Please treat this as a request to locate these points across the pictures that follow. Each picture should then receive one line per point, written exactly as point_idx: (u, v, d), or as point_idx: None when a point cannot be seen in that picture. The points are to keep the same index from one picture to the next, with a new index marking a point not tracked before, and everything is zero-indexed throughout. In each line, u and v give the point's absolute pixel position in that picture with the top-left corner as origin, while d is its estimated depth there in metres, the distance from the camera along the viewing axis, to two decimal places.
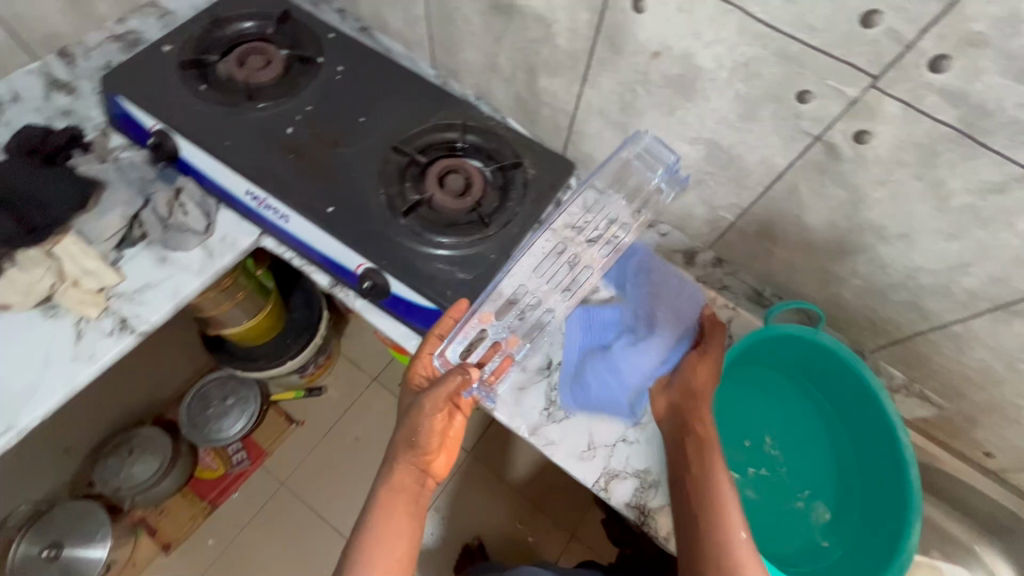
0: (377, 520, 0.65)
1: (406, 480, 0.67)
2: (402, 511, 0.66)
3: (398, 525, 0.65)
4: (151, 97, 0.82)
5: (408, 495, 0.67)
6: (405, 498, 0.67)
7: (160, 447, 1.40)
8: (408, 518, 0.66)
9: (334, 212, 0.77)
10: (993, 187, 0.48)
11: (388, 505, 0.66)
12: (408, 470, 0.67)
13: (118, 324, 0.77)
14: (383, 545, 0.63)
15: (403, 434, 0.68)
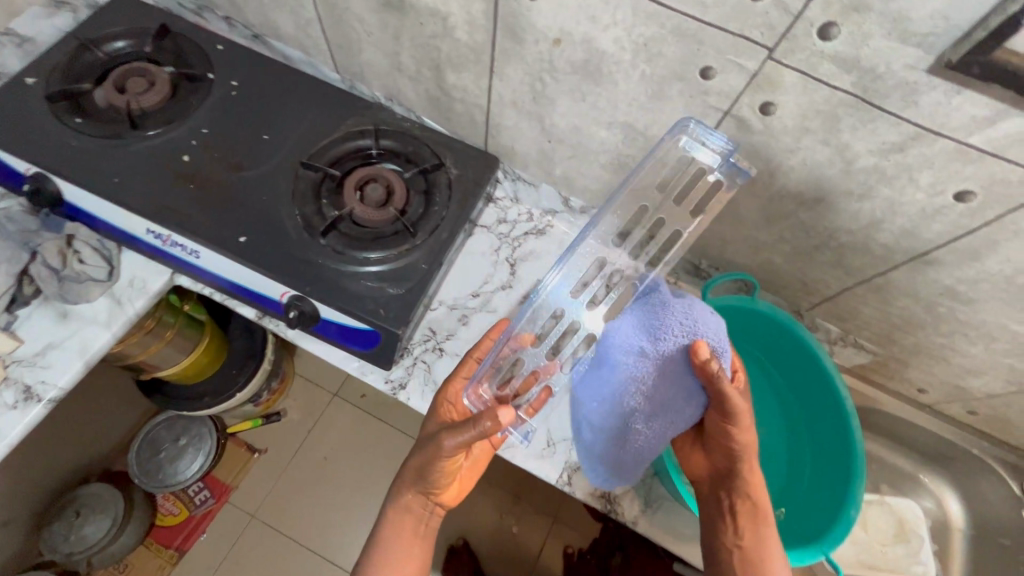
0: (386, 543, 0.68)
1: (413, 504, 0.69)
2: (410, 536, 0.69)
3: (404, 550, 0.68)
4: (20, 138, 0.74)
5: (415, 518, 0.69)
6: (411, 521, 0.69)
7: (111, 502, 1.32)
8: (414, 543, 0.69)
9: (247, 242, 0.72)
10: (893, 147, 0.48)
11: (396, 526, 0.69)
12: (417, 497, 0.69)
13: (22, 394, 0.70)
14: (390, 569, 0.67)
15: (415, 464, 0.67)
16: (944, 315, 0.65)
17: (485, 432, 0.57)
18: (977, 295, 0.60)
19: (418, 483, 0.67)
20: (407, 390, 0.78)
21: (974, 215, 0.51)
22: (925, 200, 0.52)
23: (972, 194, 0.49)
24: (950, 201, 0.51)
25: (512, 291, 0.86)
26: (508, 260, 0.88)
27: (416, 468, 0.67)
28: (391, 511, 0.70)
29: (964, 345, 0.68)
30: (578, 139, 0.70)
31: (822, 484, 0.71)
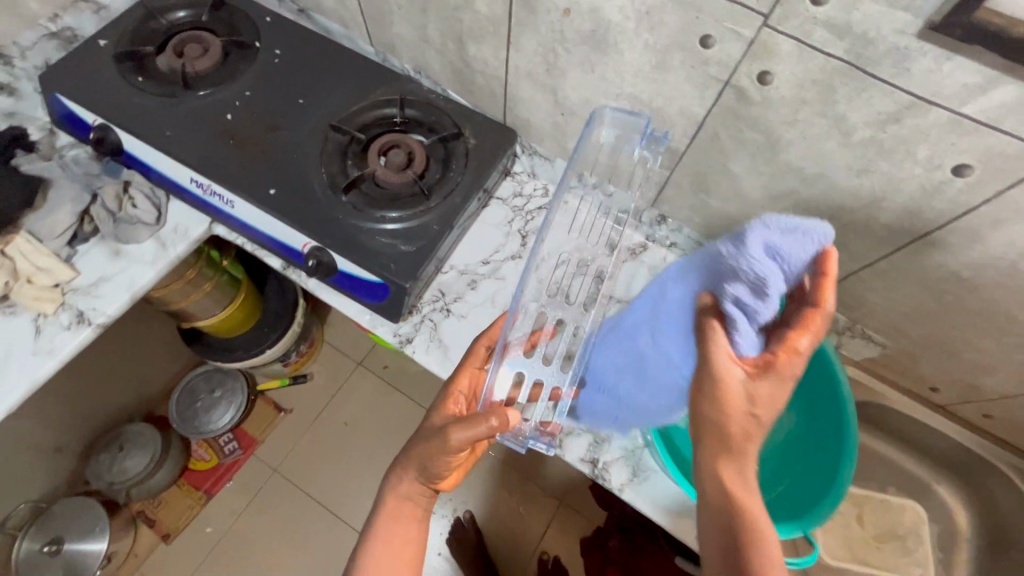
0: (383, 527, 0.69)
1: (413, 490, 0.71)
2: (408, 520, 0.70)
3: (402, 536, 0.70)
4: (90, 93, 0.83)
5: (413, 503, 0.71)
6: (410, 506, 0.71)
7: (151, 441, 1.44)
8: (411, 528, 0.70)
9: (276, 194, 0.78)
10: (889, 117, 0.48)
11: (394, 512, 0.70)
12: (416, 483, 0.70)
13: (76, 318, 0.79)
14: (388, 553, 0.68)
15: (418, 454, 0.67)
16: (952, 304, 0.64)
17: (496, 429, 0.60)
18: (983, 283, 0.58)
19: (421, 473, 0.68)
20: (413, 345, 0.83)
21: (974, 191, 0.50)
22: (923, 174, 0.51)
23: (970, 168, 0.48)
24: (948, 176, 0.50)
25: (521, 261, 0.89)
26: (520, 231, 0.91)
27: (419, 457, 0.67)
28: (390, 497, 0.71)
29: (973, 338, 0.66)
30: (589, 112, 0.72)
31: (811, 464, 0.71)
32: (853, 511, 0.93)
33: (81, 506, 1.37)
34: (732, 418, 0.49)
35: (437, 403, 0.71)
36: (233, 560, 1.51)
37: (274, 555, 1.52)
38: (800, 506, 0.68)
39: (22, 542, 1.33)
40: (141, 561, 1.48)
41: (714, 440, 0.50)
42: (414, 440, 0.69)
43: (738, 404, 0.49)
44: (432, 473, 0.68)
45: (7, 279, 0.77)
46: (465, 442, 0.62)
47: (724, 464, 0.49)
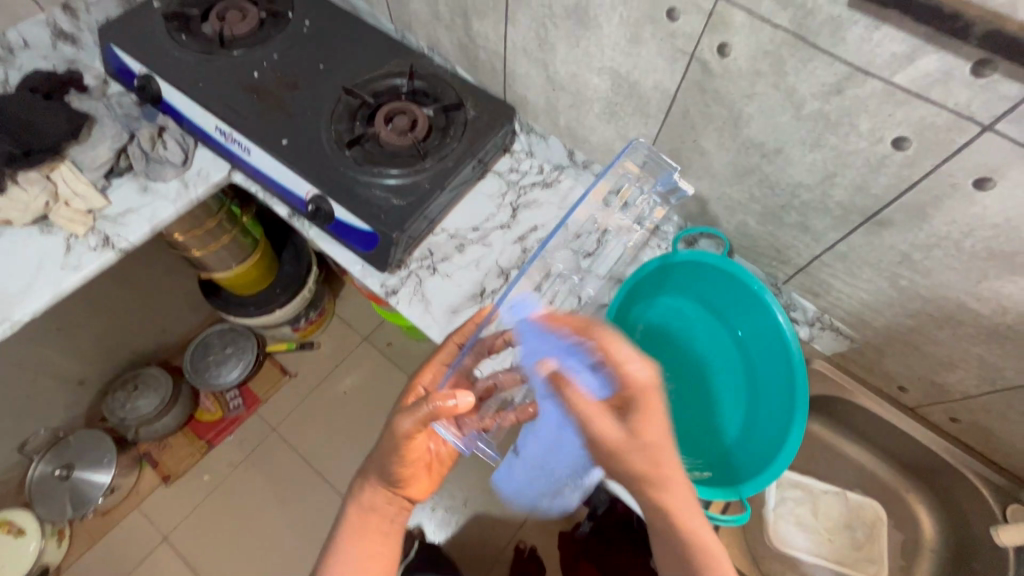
0: (347, 544, 0.67)
1: (377, 500, 0.69)
2: (373, 533, 0.67)
3: (366, 551, 0.66)
4: (140, 45, 0.93)
5: (378, 515, 0.68)
6: (375, 519, 0.68)
7: (162, 385, 1.53)
8: (378, 542, 0.67)
9: (287, 144, 0.86)
10: (833, 88, 0.52)
11: (357, 526, 0.68)
12: (380, 491, 0.69)
13: (101, 242, 0.88)
14: (352, 568, 0.65)
15: (378, 456, 0.67)
16: (908, 291, 0.65)
17: (439, 410, 0.61)
18: (933, 266, 0.60)
19: (383, 476, 0.67)
20: (398, 296, 0.88)
21: (914, 165, 0.52)
22: (868, 148, 0.54)
23: (908, 141, 0.51)
24: (889, 149, 0.52)
25: (509, 232, 0.93)
26: (511, 204, 0.95)
27: (380, 459, 0.67)
28: (353, 511, 0.69)
29: (931, 329, 0.67)
30: (576, 88, 0.77)
31: (767, 421, 0.73)
32: (809, 503, 0.95)
33: (93, 439, 1.48)
34: (650, 429, 0.53)
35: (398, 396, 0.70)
36: (224, 509, 1.57)
37: (264, 509, 1.58)
38: (757, 461, 0.71)
39: (38, 465, 1.44)
40: (142, 499, 1.57)
41: (657, 460, 0.53)
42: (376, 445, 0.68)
43: (657, 418, 0.53)
44: (393, 474, 0.66)
45: (47, 199, 0.86)
46: (415, 429, 0.62)
47: (670, 480, 0.54)
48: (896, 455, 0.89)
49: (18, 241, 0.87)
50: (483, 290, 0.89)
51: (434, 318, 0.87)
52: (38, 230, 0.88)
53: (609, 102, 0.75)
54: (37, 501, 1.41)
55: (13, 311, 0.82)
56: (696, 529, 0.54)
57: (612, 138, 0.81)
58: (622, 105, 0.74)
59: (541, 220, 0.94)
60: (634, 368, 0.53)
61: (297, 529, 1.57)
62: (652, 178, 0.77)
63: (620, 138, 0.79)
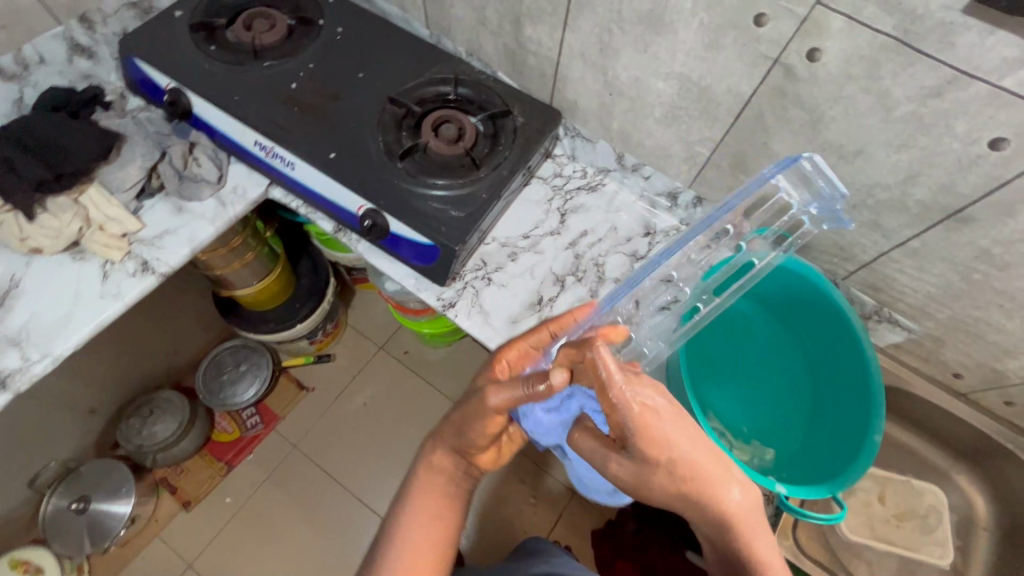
0: (413, 507, 0.64)
1: (445, 461, 0.66)
2: (439, 495, 0.65)
3: (434, 511, 0.64)
4: (165, 57, 0.89)
5: (446, 479, 0.65)
6: (439, 481, 0.65)
7: (179, 408, 1.46)
8: (443, 504, 0.65)
9: (336, 158, 0.83)
10: (931, 92, 0.53)
11: (425, 486, 0.65)
12: (451, 452, 0.66)
13: (140, 266, 0.83)
14: (421, 526, 0.63)
15: (457, 419, 0.63)
16: (980, 283, 0.67)
17: (534, 392, 0.55)
18: (1012, 259, 0.62)
19: (457, 439, 0.64)
20: (455, 309, 0.86)
21: (1009, 164, 0.54)
22: (961, 148, 0.55)
23: (1006, 142, 0.53)
24: (985, 150, 0.54)
25: (559, 238, 0.90)
26: (559, 210, 0.93)
27: (458, 420, 0.63)
28: (422, 471, 0.66)
29: (999, 319, 0.69)
30: (637, 92, 0.77)
31: (842, 417, 0.76)
32: (876, 489, 0.96)
33: (108, 469, 1.39)
34: (676, 440, 0.53)
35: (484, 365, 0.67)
36: (248, 533, 1.50)
37: (291, 530, 1.51)
38: (843, 456, 0.73)
39: (51, 499, 1.35)
40: (162, 527, 1.48)
41: (697, 480, 0.54)
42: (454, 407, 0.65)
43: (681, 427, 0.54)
44: (467, 439, 0.63)
45: (80, 224, 0.82)
46: (507, 404, 0.58)
47: (718, 489, 0.54)
48: (944, 439, 0.92)
49: (51, 271, 0.82)
50: (542, 298, 0.86)
51: (495, 330, 0.84)
52: (70, 258, 0.83)
53: (673, 106, 0.75)
54: (53, 537, 1.32)
55: (53, 346, 0.77)
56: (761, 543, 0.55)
57: (670, 141, 0.80)
58: (687, 109, 0.74)
59: (591, 224, 0.91)
60: (655, 400, 0.53)
61: (326, 549, 1.49)
62: (808, 193, 0.62)
63: (680, 141, 0.79)
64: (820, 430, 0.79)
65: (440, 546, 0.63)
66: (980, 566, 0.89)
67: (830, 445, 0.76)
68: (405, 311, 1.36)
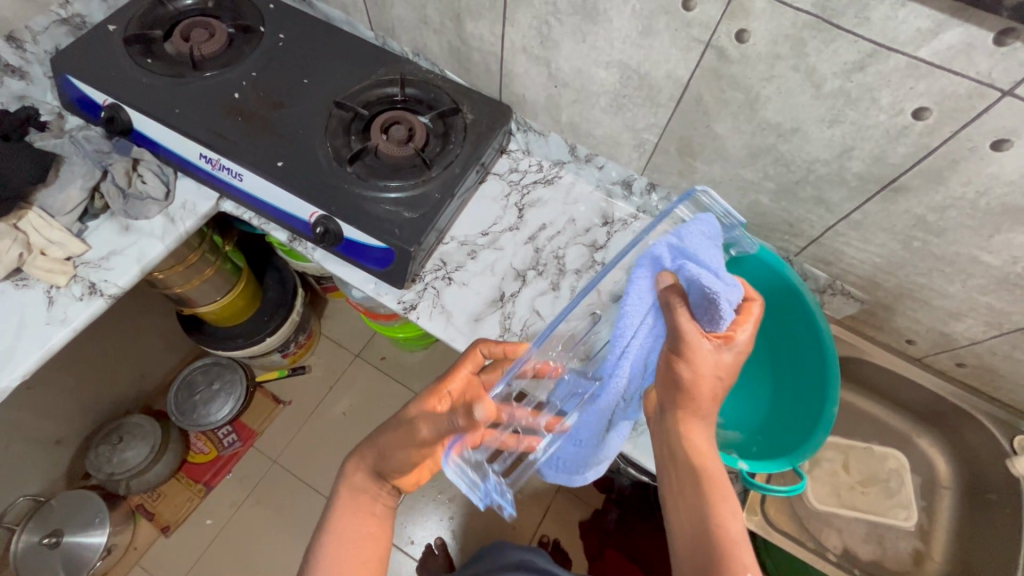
0: (335, 528, 0.63)
1: (371, 482, 0.65)
2: (363, 514, 0.64)
3: (359, 528, 0.63)
4: (100, 73, 0.86)
5: (371, 496, 0.65)
6: (364, 501, 0.65)
7: (150, 432, 1.42)
8: (367, 523, 0.64)
9: (284, 166, 0.82)
10: (854, 66, 0.54)
11: (349, 506, 0.64)
12: (373, 474, 0.65)
13: (87, 290, 0.81)
14: (340, 547, 0.62)
15: (382, 438, 0.65)
16: (921, 251, 0.68)
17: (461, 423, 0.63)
18: (948, 226, 0.64)
19: (381, 459, 0.64)
20: (417, 311, 0.85)
21: (933, 133, 0.56)
22: (888, 120, 0.57)
23: (928, 110, 0.54)
24: (910, 120, 0.56)
25: (518, 233, 0.90)
26: (516, 205, 0.92)
27: (384, 434, 0.65)
28: (345, 492, 0.65)
29: (942, 284, 0.71)
30: (581, 83, 0.77)
31: (800, 372, 0.78)
32: (840, 459, 0.97)
33: (81, 499, 1.33)
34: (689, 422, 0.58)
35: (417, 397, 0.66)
36: (229, 555, 1.47)
37: (274, 548, 1.48)
38: (804, 428, 0.74)
39: (20, 535, 1.29)
40: (141, 554, 1.45)
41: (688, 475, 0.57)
42: (380, 423, 0.67)
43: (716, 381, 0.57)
44: (389, 461, 0.64)
45: (20, 250, 0.79)
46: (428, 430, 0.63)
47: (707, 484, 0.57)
48: (904, 403, 0.95)
49: None
50: (503, 295, 0.86)
51: (456, 329, 0.83)
52: (13, 285, 0.81)
53: (617, 95, 0.75)
54: None
55: None
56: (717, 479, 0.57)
57: (618, 129, 0.81)
58: (630, 96, 0.74)
59: (548, 218, 0.91)
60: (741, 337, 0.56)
61: None
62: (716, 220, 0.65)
63: (627, 129, 0.80)
64: (779, 388, 0.82)
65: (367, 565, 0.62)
66: (944, 525, 0.92)
67: (790, 404, 0.79)
68: (374, 318, 1.35)
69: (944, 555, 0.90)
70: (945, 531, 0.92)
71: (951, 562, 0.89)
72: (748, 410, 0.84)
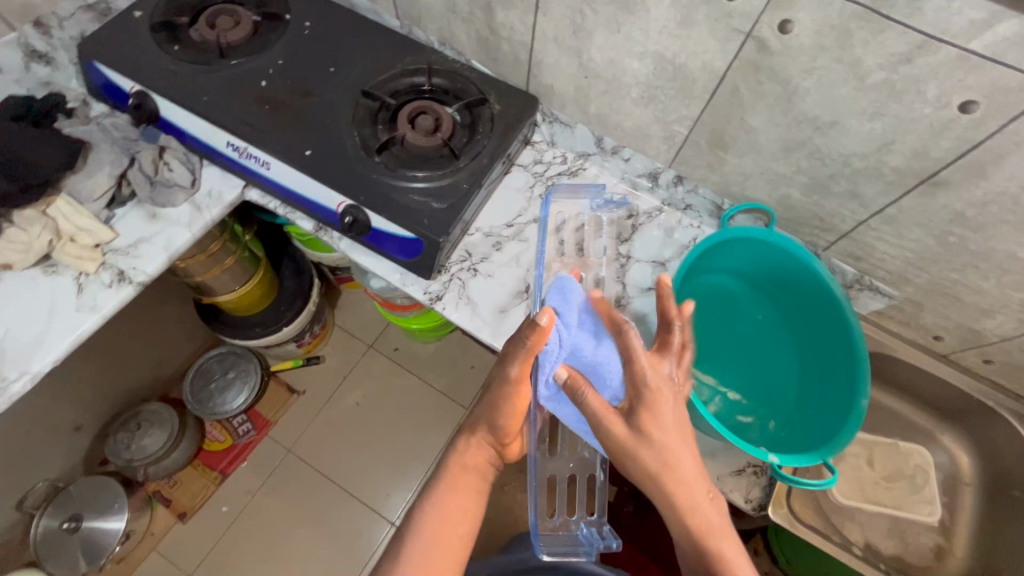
0: (439, 497, 0.67)
1: (478, 456, 0.71)
2: (467, 491, 0.68)
3: (463, 504, 0.66)
4: (127, 60, 0.86)
5: (479, 475, 0.70)
6: (471, 477, 0.69)
7: (168, 420, 1.43)
8: (465, 496, 0.67)
9: (312, 155, 0.81)
10: (902, 58, 0.54)
11: (454, 481, 0.68)
12: (484, 446, 0.72)
13: (116, 277, 0.81)
14: (442, 519, 0.65)
15: (485, 408, 0.71)
16: (956, 246, 0.68)
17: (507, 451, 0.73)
18: (987, 222, 0.63)
19: (491, 430, 0.71)
20: (443, 302, 0.85)
21: (979, 126, 0.55)
22: (932, 113, 0.57)
23: (976, 104, 0.54)
24: (955, 113, 0.55)
25: None
26: (541, 196, 0.92)
27: (486, 406, 0.70)
28: (455, 466, 0.70)
29: (976, 280, 0.71)
30: (612, 73, 0.76)
31: (825, 351, 0.79)
32: (865, 454, 0.97)
33: (99, 486, 1.34)
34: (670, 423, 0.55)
35: (481, 398, 0.72)
36: (246, 541, 1.48)
37: (289, 536, 1.49)
38: (834, 420, 0.74)
39: (41, 520, 1.30)
40: (158, 540, 1.46)
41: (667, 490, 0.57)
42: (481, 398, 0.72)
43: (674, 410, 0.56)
44: (499, 427, 0.70)
45: (50, 237, 0.79)
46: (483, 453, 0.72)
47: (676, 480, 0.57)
48: (927, 400, 0.95)
49: (22, 286, 0.80)
50: (529, 287, 0.85)
51: (483, 320, 0.83)
52: (42, 272, 0.81)
53: (649, 86, 0.74)
54: (46, 559, 1.27)
55: (31, 363, 0.75)
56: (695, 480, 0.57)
57: (647, 120, 0.80)
58: (663, 88, 0.73)
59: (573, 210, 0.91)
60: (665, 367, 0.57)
61: (326, 552, 1.48)
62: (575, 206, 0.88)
63: (657, 121, 0.79)
64: (809, 378, 0.81)
65: (461, 540, 0.64)
66: (967, 521, 0.92)
67: (821, 385, 0.79)
68: (392, 309, 1.35)
69: (967, 551, 0.91)
70: (968, 527, 0.92)
71: (974, 557, 0.90)
72: (778, 396, 0.82)
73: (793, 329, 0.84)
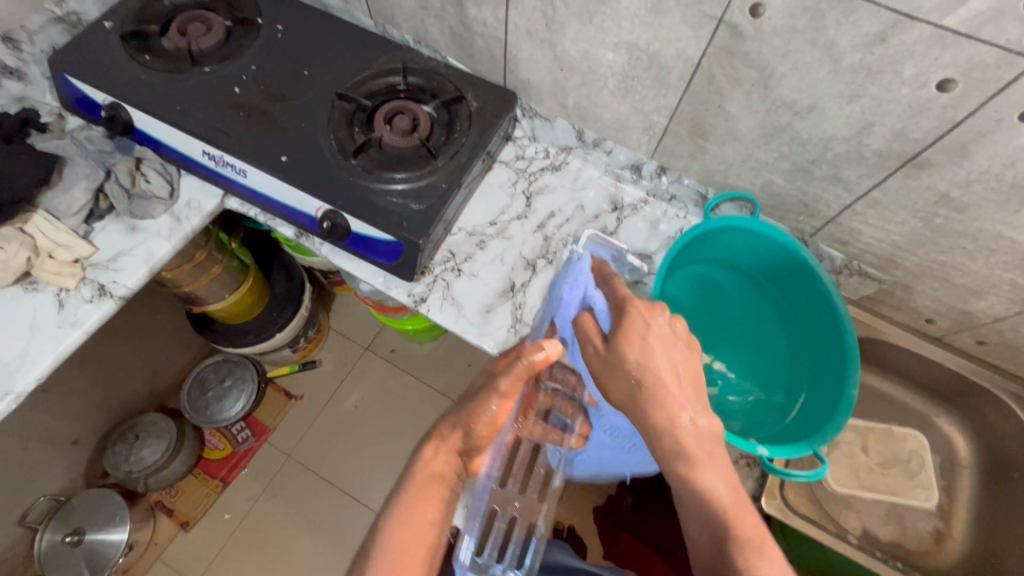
0: (402, 507, 0.63)
1: (443, 461, 0.68)
2: (434, 502, 0.65)
3: (427, 515, 0.63)
4: (98, 72, 0.85)
5: (446, 484, 0.67)
6: (438, 485, 0.66)
7: (166, 431, 1.43)
8: (426, 505, 0.64)
9: (288, 161, 0.80)
10: (875, 38, 0.53)
11: (419, 492, 0.65)
12: (453, 454, 0.69)
13: (97, 291, 0.81)
14: (404, 533, 0.61)
15: (460, 411, 0.71)
16: (943, 228, 0.67)
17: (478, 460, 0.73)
18: (972, 202, 0.62)
19: (465, 436, 0.70)
20: (427, 304, 0.84)
21: (958, 105, 0.54)
22: (910, 93, 0.55)
23: (953, 82, 0.53)
24: (934, 92, 0.54)
25: (527, 222, 0.89)
26: (524, 192, 0.91)
27: (464, 409, 0.71)
28: (421, 473, 0.66)
29: (965, 261, 0.70)
30: (587, 65, 0.75)
31: (816, 337, 0.78)
32: (858, 441, 0.96)
33: (100, 498, 1.34)
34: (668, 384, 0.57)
35: (453, 407, 0.73)
36: (249, 548, 1.48)
37: (291, 541, 1.49)
38: (824, 411, 0.73)
39: (44, 534, 1.30)
40: (162, 550, 1.47)
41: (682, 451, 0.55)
42: (457, 402, 0.73)
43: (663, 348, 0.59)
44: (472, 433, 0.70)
45: (28, 253, 0.78)
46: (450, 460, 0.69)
47: (675, 421, 0.56)
48: (923, 384, 0.94)
49: (3, 304, 0.79)
50: (514, 285, 0.84)
51: (468, 320, 0.82)
52: (23, 289, 0.80)
53: (625, 76, 0.73)
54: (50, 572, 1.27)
55: (14, 382, 0.74)
56: (682, 401, 0.57)
57: (626, 111, 0.79)
58: (639, 78, 0.72)
59: (557, 205, 0.90)
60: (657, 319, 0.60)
61: (329, 556, 1.48)
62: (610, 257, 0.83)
63: (636, 112, 0.78)
64: (799, 370, 0.80)
65: (423, 550, 0.61)
66: (965, 504, 0.92)
67: (810, 373, 0.78)
68: (382, 310, 1.35)
69: (966, 535, 0.90)
70: (966, 511, 0.91)
71: (974, 540, 0.89)
72: (765, 386, 0.82)
73: (783, 319, 0.83)
